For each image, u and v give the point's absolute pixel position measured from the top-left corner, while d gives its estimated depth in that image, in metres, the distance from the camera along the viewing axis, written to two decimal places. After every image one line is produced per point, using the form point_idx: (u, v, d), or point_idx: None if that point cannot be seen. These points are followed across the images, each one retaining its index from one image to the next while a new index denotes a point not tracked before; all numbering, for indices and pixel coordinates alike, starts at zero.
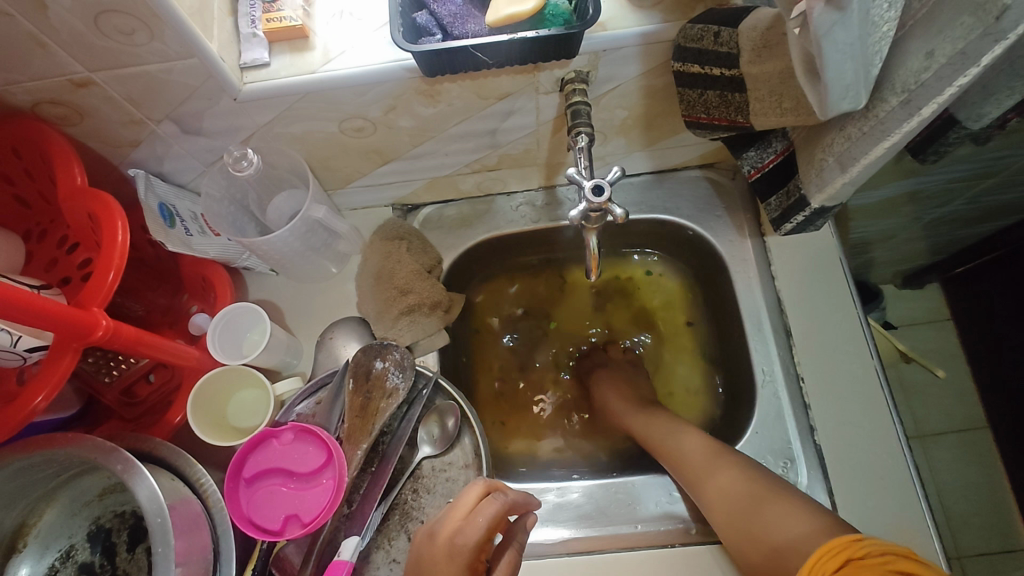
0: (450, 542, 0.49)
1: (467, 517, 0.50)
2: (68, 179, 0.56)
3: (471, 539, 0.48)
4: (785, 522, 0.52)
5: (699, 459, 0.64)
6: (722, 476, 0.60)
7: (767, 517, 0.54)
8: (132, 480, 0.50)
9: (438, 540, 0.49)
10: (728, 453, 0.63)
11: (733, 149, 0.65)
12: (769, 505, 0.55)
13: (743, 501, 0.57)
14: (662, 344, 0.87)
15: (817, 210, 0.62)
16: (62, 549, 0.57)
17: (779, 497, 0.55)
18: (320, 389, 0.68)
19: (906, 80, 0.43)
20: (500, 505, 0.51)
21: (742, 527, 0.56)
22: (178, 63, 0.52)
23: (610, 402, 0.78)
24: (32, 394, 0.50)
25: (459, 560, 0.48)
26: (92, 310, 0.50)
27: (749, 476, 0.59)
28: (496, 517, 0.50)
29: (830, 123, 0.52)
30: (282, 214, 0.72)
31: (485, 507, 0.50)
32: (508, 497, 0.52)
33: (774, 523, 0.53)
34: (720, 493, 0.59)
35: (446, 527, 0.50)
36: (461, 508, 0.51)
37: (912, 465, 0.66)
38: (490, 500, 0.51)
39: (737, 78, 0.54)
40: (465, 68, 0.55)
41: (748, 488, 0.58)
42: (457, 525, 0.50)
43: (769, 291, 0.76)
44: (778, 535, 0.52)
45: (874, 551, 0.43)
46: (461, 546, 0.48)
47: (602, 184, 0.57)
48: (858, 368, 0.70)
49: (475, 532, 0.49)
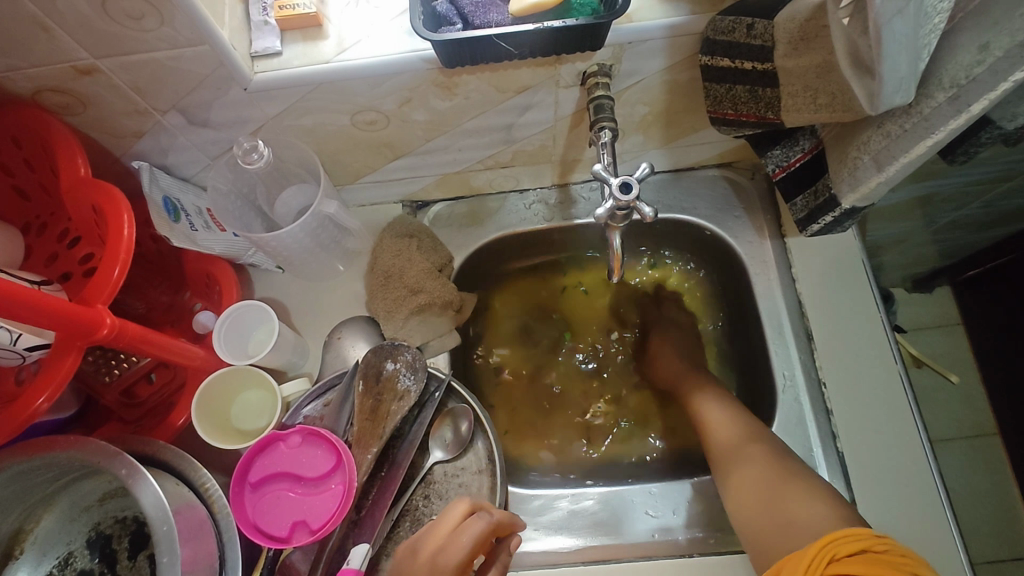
0: (432, 560, 0.48)
1: (450, 536, 0.49)
2: (71, 171, 0.54)
3: (452, 559, 0.47)
4: (811, 506, 0.54)
5: (736, 434, 0.65)
6: (756, 451, 0.62)
7: (793, 497, 0.56)
8: (136, 484, 0.48)
9: (420, 558, 0.48)
10: (762, 434, 0.64)
11: (757, 147, 0.63)
12: (796, 487, 0.57)
13: (769, 477, 0.59)
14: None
15: (846, 211, 0.60)
16: (60, 556, 0.55)
17: (809, 483, 0.57)
18: (328, 390, 0.66)
19: (956, 74, 0.42)
20: (484, 524, 0.49)
21: (757, 498, 0.58)
22: (187, 50, 0.50)
23: (664, 356, 0.79)
24: (34, 394, 0.47)
25: None
26: (97, 306, 0.48)
27: (781, 459, 0.60)
28: (480, 538, 0.48)
29: (867, 120, 0.50)
30: (290, 209, 0.70)
31: (470, 526, 0.49)
32: (494, 517, 0.50)
33: (799, 504, 0.55)
34: (747, 467, 0.61)
35: (427, 546, 0.49)
36: (444, 526, 0.50)
37: (937, 472, 0.64)
38: (475, 518, 0.49)
39: (769, 72, 0.52)
40: (485, 59, 0.53)
41: (777, 468, 0.59)
42: (438, 543, 0.49)
43: (789, 294, 0.74)
44: (799, 515, 0.54)
45: (892, 550, 0.47)
46: (441, 565, 0.47)
47: (630, 181, 0.55)
48: (882, 373, 0.69)
49: (457, 552, 0.47)
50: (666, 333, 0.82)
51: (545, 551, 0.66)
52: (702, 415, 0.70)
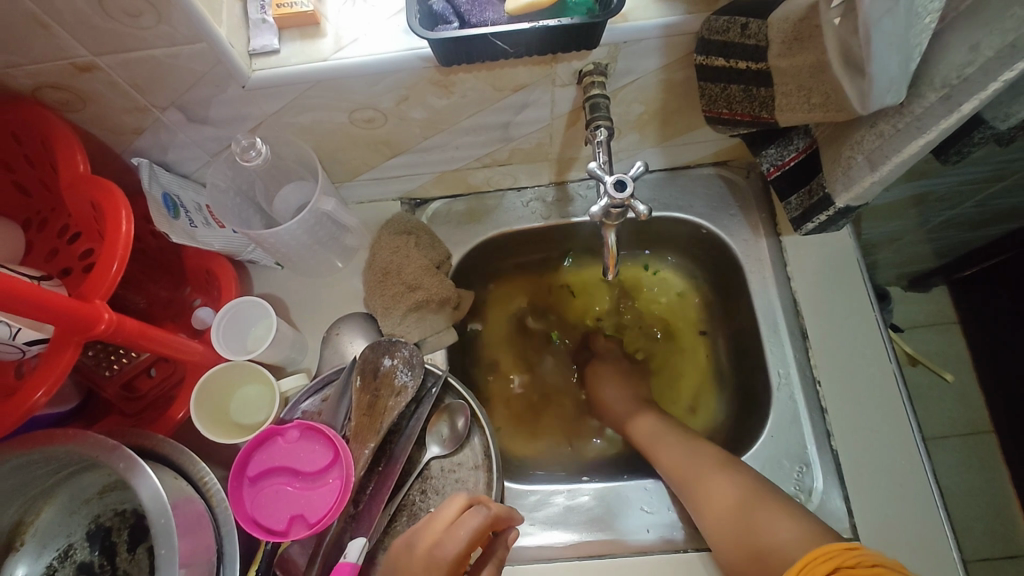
0: (429, 553, 0.49)
1: (447, 529, 0.50)
2: (70, 167, 0.54)
3: (449, 552, 0.48)
4: (777, 527, 0.52)
5: (693, 463, 0.63)
6: (715, 478, 0.60)
7: (758, 521, 0.54)
8: (135, 478, 0.48)
9: (418, 551, 0.49)
10: (721, 458, 0.62)
11: (753, 146, 0.63)
12: (759, 508, 0.55)
13: (734, 504, 0.57)
14: (663, 363, 0.85)
15: (840, 210, 0.60)
16: (60, 548, 0.56)
17: (773, 501, 0.55)
18: (326, 385, 0.67)
19: (947, 75, 0.42)
20: (481, 519, 0.50)
21: (728, 527, 0.56)
22: (185, 48, 0.51)
23: (609, 396, 0.78)
24: (32, 388, 0.48)
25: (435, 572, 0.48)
26: (95, 301, 0.49)
27: (743, 480, 0.59)
28: (477, 532, 0.49)
29: (860, 119, 0.51)
30: (289, 206, 0.70)
31: (467, 520, 0.50)
32: (491, 511, 0.51)
33: (769, 527, 0.53)
34: (711, 498, 0.59)
35: (425, 539, 0.50)
36: (441, 520, 0.51)
37: (930, 469, 0.65)
38: (473, 512, 0.50)
39: (763, 72, 0.53)
40: (481, 57, 0.53)
41: (740, 491, 0.58)
42: (436, 537, 0.49)
43: (784, 293, 0.74)
44: (767, 539, 0.52)
45: (864, 562, 0.44)
46: (438, 559, 0.48)
47: (625, 179, 0.55)
48: (876, 371, 0.69)
49: (453, 546, 0.48)
50: (606, 370, 0.81)
51: (540, 546, 0.67)
52: (657, 447, 0.68)
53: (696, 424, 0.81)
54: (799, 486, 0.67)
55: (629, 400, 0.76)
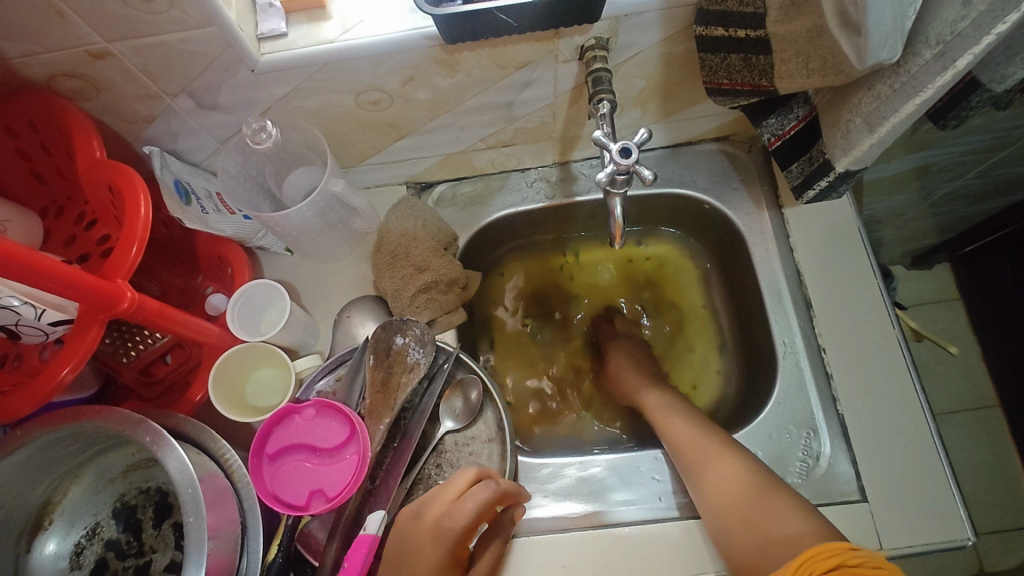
0: (437, 523, 0.51)
1: (456, 501, 0.51)
2: (88, 153, 0.56)
3: (457, 524, 0.50)
4: (781, 516, 0.52)
5: (701, 445, 0.62)
6: (724, 463, 0.59)
7: (763, 509, 0.54)
8: (161, 451, 0.50)
9: (425, 520, 0.51)
10: (733, 443, 0.62)
11: (752, 117, 0.64)
12: (765, 497, 0.55)
13: (741, 490, 0.56)
14: (681, 336, 0.86)
15: (841, 175, 0.61)
16: (87, 527, 0.57)
17: (783, 494, 0.54)
18: (340, 365, 0.68)
19: (941, 31, 0.44)
20: (490, 494, 0.51)
21: (732, 513, 0.56)
22: (196, 32, 0.52)
23: (621, 379, 0.78)
24: (59, 366, 0.49)
25: (443, 543, 0.50)
26: (117, 281, 0.50)
27: (752, 469, 0.58)
28: (485, 505, 0.51)
29: (858, 82, 0.52)
30: (298, 190, 0.71)
31: (475, 494, 0.51)
32: (500, 485, 0.52)
33: (769, 516, 0.53)
34: (717, 483, 0.58)
35: (434, 508, 0.51)
36: (451, 491, 0.52)
37: (935, 431, 0.66)
38: (481, 486, 0.52)
39: (763, 39, 0.54)
40: (486, 33, 0.54)
41: (749, 479, 0.57)
42: (445, 507, 0.51)
43: (788, 264, 0.75)
44: (771, 528, 0.52)
45: (865, 563, 0.43)
46: (446, 529, 0.50)
47: (630, 145, 0.56)
48: (879, 337, 0.70)
49: (461, 517, 0.50)
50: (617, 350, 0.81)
51: (554, 518, 0.68)
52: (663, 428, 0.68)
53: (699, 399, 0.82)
54: (807, 452, 0.68)
55: (635, 384, 0.76)
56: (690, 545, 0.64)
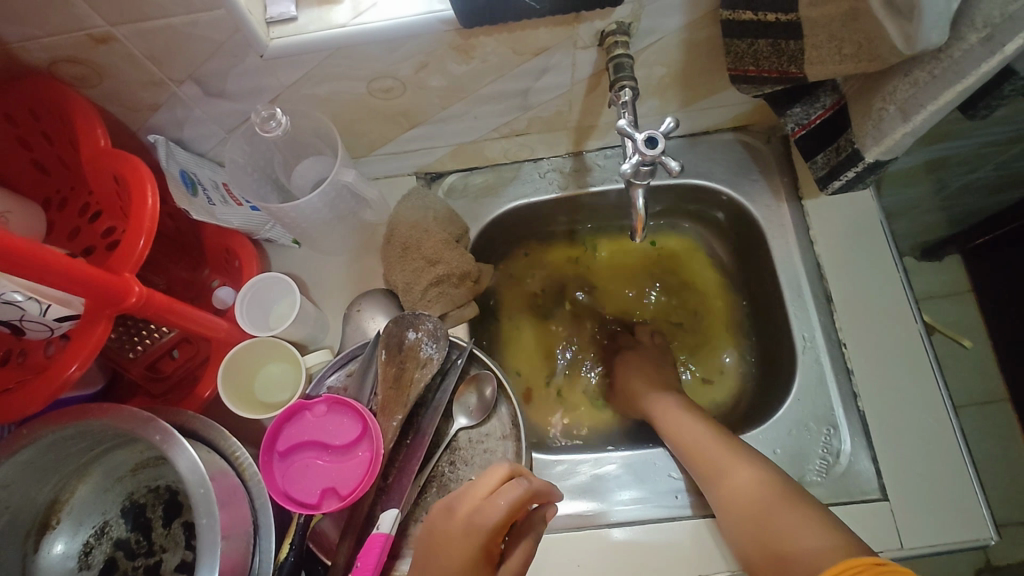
0: (468, 518, 0.48)
1: (487, 497, 0.49)
2: (91, 141, 0.54)
3: (488, 520, 0.47)
4: (799, 529, 0.51)
5: (718, 452, 0.61)
6: (742, 473, 0.58)
7: (782, 523, 0.53)
8: (171, 450, 0.48)
9: (457, 515, 0.49)
10: (751, 452, 0.61)
11: (776, 107, 0.62)
12: (784, 509, 0.54)
13: (759, 501, 0.56)
14: (695, 335, 0.85)
15: (869, 166, 0.59)
16: (96, 526, 0.56)
17: (804, 506, 0.53)
18: (351, 360, 0.66)
19: (990, 14, 0.42)
20: (522, 491, 0.49)
21: (749, 522, 0.55)
22: (204, 15, 0.50)
23: (632, 380, 0.76)
24: (65, 363, 0.48)
25: (473, 539, 0.47)
26: (124, 275, 0.48)
27: (771, 477, 0.57)
28: (518, 502, 0.48)
29: (894, 68, 0.50)
30: (307, 180, 0.69)
31: (508, 490, 0.49)
32: (533, 484, 0.50)
33: (790, 527, 0.52)
34: (735, 491, 0.58)
35: (465, 504, 0.49)
36: (482, 487, 0.50)
37: (958, 428, 0.65)
38: (514, 483, 0.49)
39: (793, 23, 0.51)
40: (504, 17, 0.52)
41: (767, 489, 0.56)
42: (476, 503, 0.49)
43: (808, 257, 0.74)
44: (790, 543, 0.51)
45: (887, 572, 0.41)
46: (477, 525, 0.47)
47: (657, 136, 0.54)
48: (902, 332, 0.69)
49: (493, 514, 0.47)
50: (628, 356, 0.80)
51: (569, 515, 0.67)
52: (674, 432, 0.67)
53: (715, 396, 0.81)
54: (827, 449, 0.67)
55: (648, 385, 0.74)
56: (707, 545, 0.63)
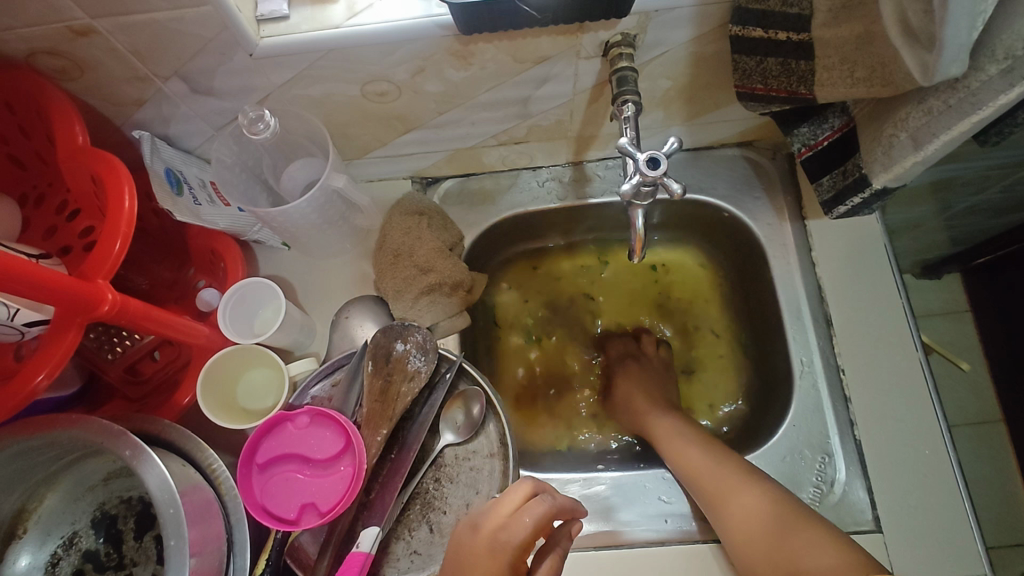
0: (494, 536, 0.46)
1: (513, 514, 0.47)
2: (69, 138, 0.51)
3: (515, 538, 0.45)
4: (814, 551, 0.49)
5: (717, 473, 0.60)
6: (744, 495, 0.57)
7: (793, 544, 0.51)
8: (141, 466, 0.46)
9: (481, 533, 0.46)
10: (750, 470, 0.59)
11: (782, 125, 0.60)
12: (795, 532, 0.52)
13: (766, 524, 0.54)
14: (692, 351, 0.83)
15: (877, 192, 0.58)
16: (64, 536, 0.54)
17: (812, 524, 0.52)
18: (336, 369, 0.64)
19: (1011, 44, 0.40)
20: (548, 508, 0.46)
21: (761, 548, 0.53)
22: (190, 11, 0.47)
23: (628, 397, 0.74)
24: (34, 370, 0.46)
25: (500, 557, 0.45)
26: (97, 281, 0.46)
27: (775, 496, 0.56)
28: (544, 519, 0.46)
29: (907, 94, 0.48)
30: (297, 183, 0.67)
31: (533, 507, 0.46)
32: (557, 500, 0.48)
33: (804, 548, 0.50)
34: (740, 516, 0.56)
35: (490, 521, 0.47)
36: (506, 504, 0.48)
37: (955, 460, 0.63)
38: (538, 500, 0.47)
39: (805, 43, 0.50)
40: (505, 25, 0.50)
41: (774, 510, 0.55)
42: (502, 520, 0.46)
43: (809, 279, 0.72)
44: (804, 564, 0.49)
45: None
46: (504, 542, 0.45)
47: (659, 156, 0.52)
48: (902, 359, 0.67)
49: (519, 531, 0.45)
50: (624, 371, 0.77)
51: None
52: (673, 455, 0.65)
53: (709, 414, 0.80)
54: (821, 477, 0.65)
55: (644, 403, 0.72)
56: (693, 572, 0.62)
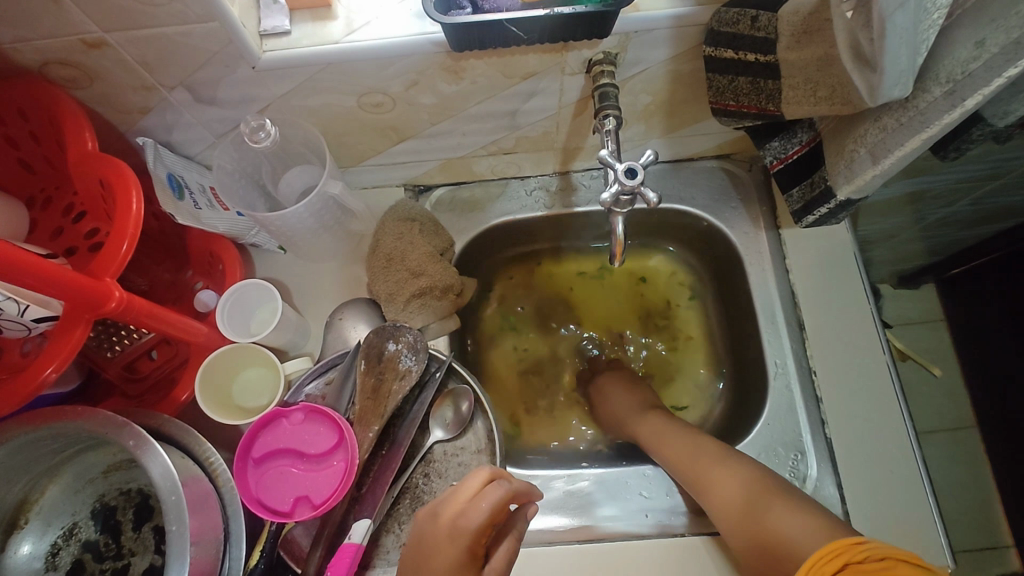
0: (453, 522, 0.47)
1: (470, 501, 0.48)
2: (79, 144, 0.54)
3: (473, 522, 0.46)
4: (788, 519, 0.52)
5: (697, 459, 0.63)
6: (723, 477, 0.60)
7: (768, 515, 0.54)
8: (145, 455, 0.48)
9: (441, 520, 0.47)
10: (730, 454, 0.62)
11: (756, 139, 0.65)
12: (768, 504, 0.55)
13: (745, 501, 0.57)
14: (672, 354, 0.86)
15: (842, 202, 0.62)
16: (64, 527, 0.56)
17: (784, 498, 0.55)
18: (329, 369, 0.67)
19: (952, 70, 0.44)
20: (504, 492, 0.48)
21: (744, 526, 0.56)
22: (197, 27, 0.50)
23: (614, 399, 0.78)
24: (42, 366, 0.48)
25: (459, 541, 0.46)
26: (105, 280, 0.48)
27: (752, 475, 0.59)
28: (500, 503, 0.47)
29: (865, 113, 0.52)
30: (293, 189, 0.70)
31: (490, 492, 0.48)
32: (513, 485, 0.49)
33: (777, 517, 0.53)
34: (722, 496, 0.59)
35: (449, 509, 0.48)
36: (464, 492, 0.49)
37: (919, 458, 0.67)
38: (495, 484, 0.49)
39: (772, 65, 0.53)
40: (494, 43, 0.54)
41: (752, 487, 0.57)
42: (460, 507, 0.48)
43: (783, 284, 0.76)
44: (780, 533, 0.52)
45: (873, 555, 0.45)
46: (463, 528, 0.46)
47: (635, 167, 0.56)
48: (869, 361, 0.71)
49: (477, 516, 0.46)
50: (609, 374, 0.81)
51: (541, 530, 0.67)
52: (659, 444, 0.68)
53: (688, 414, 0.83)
54: (794, 473, 0.68)
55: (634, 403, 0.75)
56: (671, 561, 0.64)
